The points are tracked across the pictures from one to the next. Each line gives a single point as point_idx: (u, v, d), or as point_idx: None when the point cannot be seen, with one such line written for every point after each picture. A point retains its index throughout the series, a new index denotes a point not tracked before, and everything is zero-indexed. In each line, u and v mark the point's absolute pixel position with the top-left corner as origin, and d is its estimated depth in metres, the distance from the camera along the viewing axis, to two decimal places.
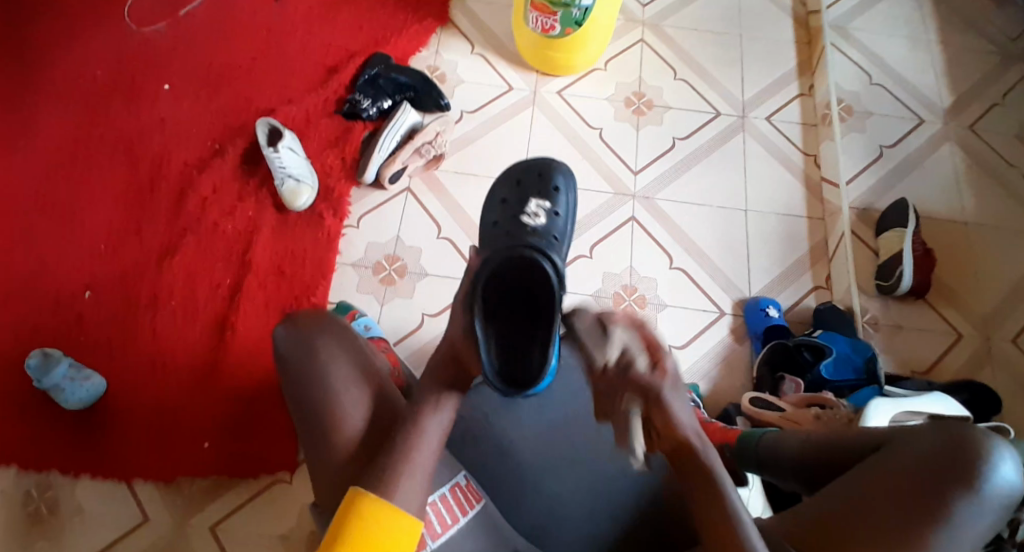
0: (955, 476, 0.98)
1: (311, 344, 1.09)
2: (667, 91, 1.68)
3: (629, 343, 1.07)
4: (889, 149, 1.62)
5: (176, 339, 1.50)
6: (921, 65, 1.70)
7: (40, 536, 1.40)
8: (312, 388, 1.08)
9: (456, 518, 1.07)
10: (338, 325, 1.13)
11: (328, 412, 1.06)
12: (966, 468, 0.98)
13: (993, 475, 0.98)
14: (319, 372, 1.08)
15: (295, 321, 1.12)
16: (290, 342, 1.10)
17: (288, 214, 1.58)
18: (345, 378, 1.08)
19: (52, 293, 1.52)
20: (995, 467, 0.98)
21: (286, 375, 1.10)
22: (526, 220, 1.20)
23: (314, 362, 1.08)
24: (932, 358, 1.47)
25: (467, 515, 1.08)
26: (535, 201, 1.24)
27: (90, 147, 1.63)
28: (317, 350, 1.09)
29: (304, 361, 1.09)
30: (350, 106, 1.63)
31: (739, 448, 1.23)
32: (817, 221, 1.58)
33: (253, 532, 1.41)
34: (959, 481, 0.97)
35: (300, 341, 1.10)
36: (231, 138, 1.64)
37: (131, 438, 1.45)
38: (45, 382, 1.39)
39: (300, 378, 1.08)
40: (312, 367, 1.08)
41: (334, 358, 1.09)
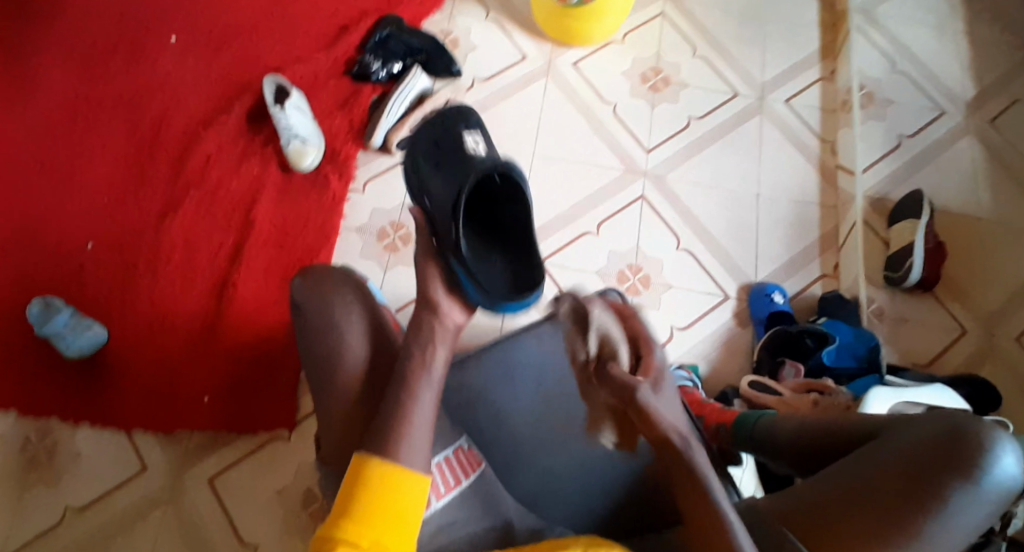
0: (955, 464, 0.97)
1: (323, 293, 1.10)
2: (685, 68, 1.64)
3: (607, 331, 0.96)
4: (908, 139, 1.59)
5: (178, 293, 1.50)
6: (945, 55, 1.66)
7: (38, 481, 1.41)
8: (320, 343, 1.08)
9: (458, 481, 1.06)
10: (351, 281, 1.14)
11: (329, 379, 1.07)
12: (965, 457, 0.97)
13: (994, 467, 0.97)
14: (331, 324, 1.09)
15: (311, 274, 1.12)
16: (305, 295, 1.11)
17: (293, 176, 1.57)
18: (357, 334, 1.09)
19: (56, 242, 1.51)
20: (997, 459, 0.97)
21: (299, 324, 1.10)
22: (468, 153, 1.15)
23: (326, 314, 1.09)
24: (934, 352, 1.45)
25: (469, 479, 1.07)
26: (467, 136, 1.18)
27: (96, 95, 1.61)
28: (332, 302, 1.10)
29: (318, 311, 1.09)
30: (361, 67, 1.61)
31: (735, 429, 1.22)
32: (829, 209, 1.56)
33: (252, 485, 1.42)
34: (957, 469, 0.96)
35: (312, 288, 1.11)
36: (238, 95, 1.62)
37: (132, 389, 1.45)
38: (45, 329, 1.40)
39: (306, 326, 1.09)
40: (324, 321, 1.09)
41: (347, 313, 1.10)
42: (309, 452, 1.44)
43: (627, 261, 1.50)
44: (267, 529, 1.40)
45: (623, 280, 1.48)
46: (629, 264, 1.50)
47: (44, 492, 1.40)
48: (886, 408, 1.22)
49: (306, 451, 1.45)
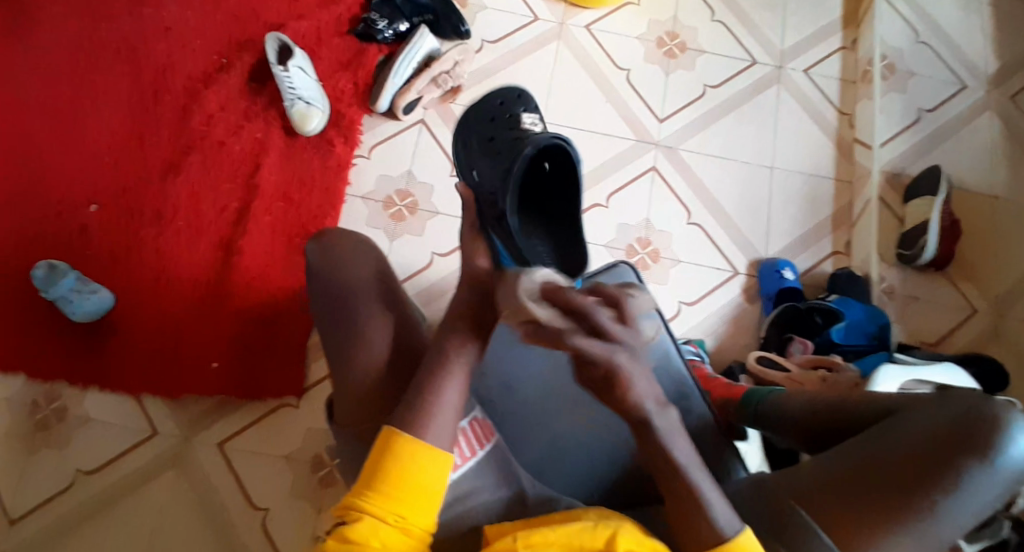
0: (967, 447, 0.96)
1: (340, 259, 1.12)
2: (702, 32, 1.59)
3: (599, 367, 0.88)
4: (928, 113, 1.54)
5: (184, 258, 1.49)
6: (970, 26, 1.61)
7: (47, 443, 1.42)
8: (332, 312, 1.10)
9: (473, 452, 1.05)
10: (367, 249, 1.15)
11: (343, 368, 1.07)
12: (978, 440, 0.96)
13: (1008, 447, 0.96)
14: (348, 287, 1.10)
15: (325, 240, 1.14)
16: (320, 260, 1.13)
17: (296, 139, 1.53)
18: (372, 304, 1.10)
19: (57, 203, 1.49)
20: (1011, 438, 0.96)
21: (314, 289, 1.12)
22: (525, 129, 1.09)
23: (341, 278, 1.11)
24: (942, 331, 1.44)
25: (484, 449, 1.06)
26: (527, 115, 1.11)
27: (94, 50, 1.57)
28: (349, 269, 1.12)
29: (330, 277, 1.11)
30: (365, 26, 1.55)
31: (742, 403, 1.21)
32: (843, 183, 1.53)
33: (262, 449, 1.44)
34: (970, 452, 0.96)
35: (327, 254, 1.13)
36: (240, 53, 1.58)
37: (139, 353, 1.45)
38: (51, 293, 1.37)
39: (325, 291, 1.11)
40: (339, 288, 1.10)
41: (362, 281, 1.11)
42: (317, 419, 1.46)
43: (636, 234, 1.48)
44: (278, 491, 1.42)
45: (632, 253, 1.46)
46: (638, 237, 1.47)
47: (54, 454, 1.41)
48: (896, 387, 1.21)
49: (314, 418, 1.46)
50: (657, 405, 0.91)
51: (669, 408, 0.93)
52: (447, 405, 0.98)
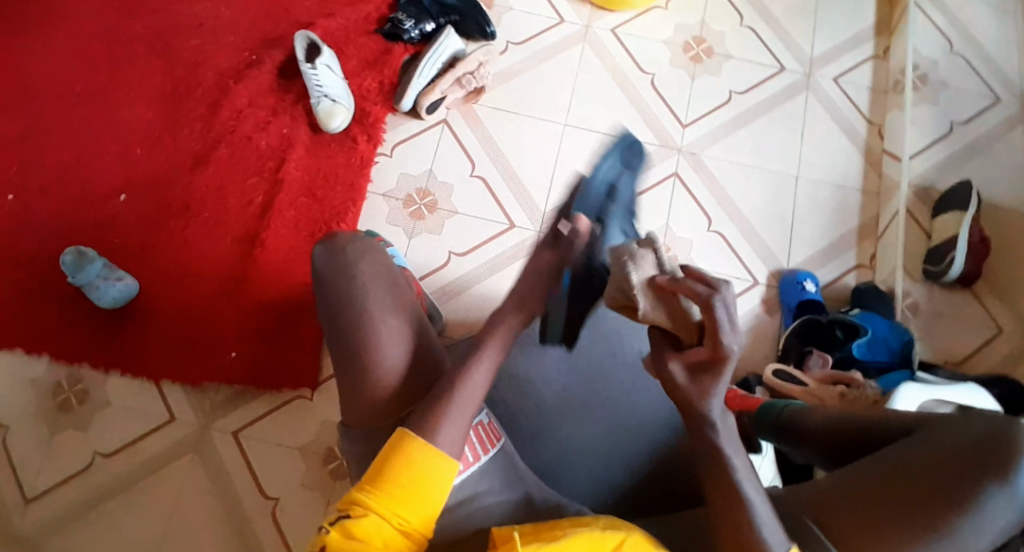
0: (989, 464, 0.92)
1: (348, 262, 1.08)
2: (729, 38, 1.57)
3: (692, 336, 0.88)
4: (961, 126, 1.51)
5: (207, 249, 1.51)
6: (1009, 38, 1.56)
7: (70, 424, 1.46)
8: (343, 315, 1.06)
9: (477, 456, 1.02)
10: (378, 251, 1.12)
11: (349, 373, 1.05)
12: (1001, 457, 0.92)
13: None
14: (359, 287, 1.07)
15: (333, 240, 1.10)
16: (329, 261, 1.09)
17: (321, 135, 1.54)
18: (385, 307, 1.07)
19: (88, 191, 1.52)
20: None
21: (322, 291, 1.08)
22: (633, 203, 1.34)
23: (351, 283, 1.07)
24: (968, 350, 1.40)
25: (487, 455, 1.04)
26: None
27: (128, 42, 1.60)
28: (359, 270, 1.08)
29: (341, 279, 1.08)
30: (392, 26, 1.55)
31: (761, 415, 1.19)
32: (871, 196, 1.50)
33: (275, 442, 1.46)
34: (991, 469, 0.91)
35: (334, 258, 1.09)
36: (269, 49, 1.59)
37: (162, 340, 1.48)
38: (79, 279, 1.41)
39: (331, 294, 1.07)
40: (349, 289, 1.07)
41: (375, 281, 1.08)
42: (333, 412, 1.47)
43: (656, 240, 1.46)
44: (291, 480, 1.44)
45: None
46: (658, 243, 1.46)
47: (77, 435, 1.45)
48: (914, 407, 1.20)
49: (330, 410, 1.47)
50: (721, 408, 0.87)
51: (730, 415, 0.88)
52: (461, 405, 0.98)
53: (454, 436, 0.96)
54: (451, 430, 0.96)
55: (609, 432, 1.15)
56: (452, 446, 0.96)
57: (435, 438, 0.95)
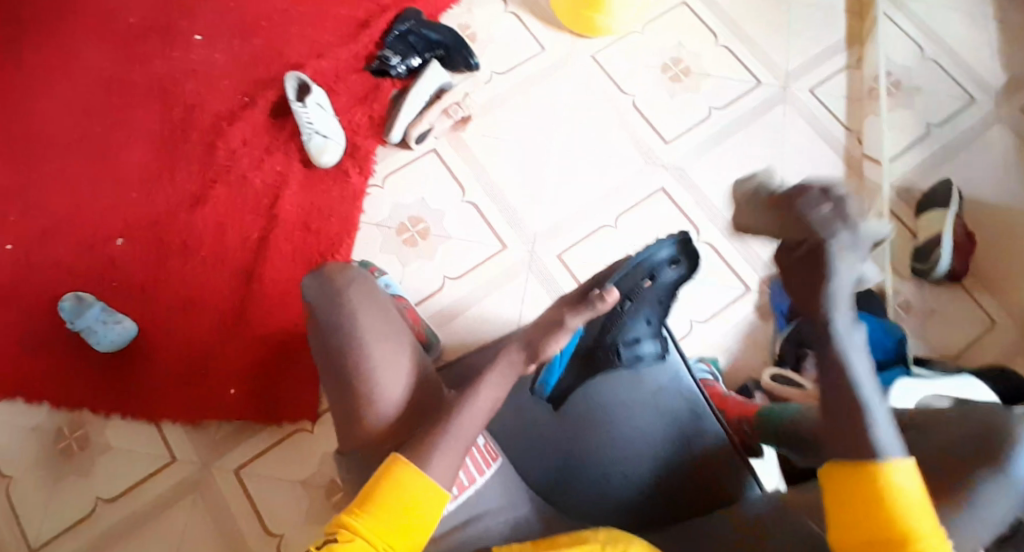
0: (985, 460, 0.92)
1: (336, 290, 1.10)
2: (706, 57, 1.62)
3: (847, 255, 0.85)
4: (937, 128, 1.55)
5: (205, 286, 1.52)
6: (977, 42, 1.61)
7: (71, 470, 1.44)
8: (334, 334, 1.08)
9: (472, 479, 1.06)
10: (367, 278, 1.14)
11: (350, 389, 1.07)
12: (997, 453, 0.92)
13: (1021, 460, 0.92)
14: (349, 312, 1.08)
15: (323, 267, 1.12)
16: (318, 288, 1.10)
17: (314, 169, 1.58)
18: (376, 329, 1.08)
19: (87, 236, 1.55)
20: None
21: (314, 316, 1.11)
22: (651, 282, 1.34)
23: (340, 311, 1.08)
24: (963, 345, 1.41)
25: (483, 476, 1.07)
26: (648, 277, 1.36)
27: (125, 92, 1.64)
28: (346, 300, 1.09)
29: (330, 304, 1.09)
30: (380, 62, 1.61)
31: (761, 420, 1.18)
32: (854, 200, 1.53)
33: (276, 476, 1.44)
34: (985, 465, 0.92)
35: (322, 287, 1.10)
36: (261, 91, 1.64)
37: (162, 380, 1.48)
38: (78, 323, 1.42)
39: (321, 323, 1.09)
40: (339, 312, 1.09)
41: (363, 305, 1.09)
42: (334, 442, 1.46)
43: None
44: (294, 515, 1.42)
45: None
46: None
47: (77, 482, 1.44)
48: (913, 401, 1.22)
49: (331, 441, 1.46)
50: (848, 318, 0.86)
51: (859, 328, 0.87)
52: (461, 437, 1.00)
53: (450, 459, 0.98)
54: (443, 460, 0.97)
55: (615, 446, 1.16)
56: (445, 474, 0.97)
57: (427, 466, 0.96)
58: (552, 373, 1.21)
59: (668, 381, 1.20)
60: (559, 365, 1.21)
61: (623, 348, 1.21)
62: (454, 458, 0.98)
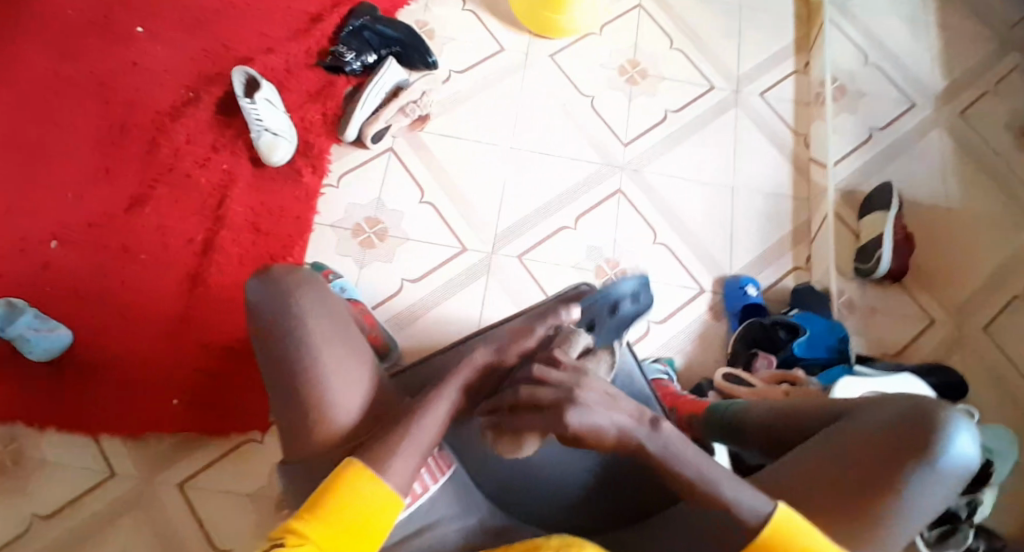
0: (915, 445, 0.95)
1: (286, 293, 1.06)
2: (662, 60, 1.64)
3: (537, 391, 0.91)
4: (879, 132, 1.61)
5: (148, 292, 1.45)
6: (917, 50, 1.69)
7: (5, 487, 1.36)
8: (287, 342, 1.05)
9: (427, 487, 1.06)
10: (314, 280, 1.11)
11: (313, 400, 1.05)
12: (926, 437, 0.95)
13: (950, 448, 0.95)
14: (297, 318, 1.05)
15: (266, 271, 1.08)
16: (265, 294, 1.06)
17: (264, 169, 1.52)
18: (328, 337, 1.06)
19: (18, 238, 1.45)
20: (953, 440, 0.95)
21: (259, 322, 1.07)
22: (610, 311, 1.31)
23: (288, 315, 1.05)
24: (902, 341, 1.47)
25: (437, 483, 1.07)
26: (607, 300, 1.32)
27: (57, 84, 1.54)
28: (295, 304, 1.06)
29: (278, 311, 1.06)
30: (334, 58, 1.56)
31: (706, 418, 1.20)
32: (802, 201, 1.58)
33: (220, 489, 1.39)
34: (915, 450, 0.94)
35: (270, 290, 1.06)
36: (206, 85, 1.56)
37: (101, 391, 1.40)
38: (8, 332, 1.35)
39: (271, 327, 1.06)
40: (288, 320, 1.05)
41: (314, 312, 1.06)
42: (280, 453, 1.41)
43: (604, 256, 1.50)
44: (243, 528, 1.37)
45: (602, 273, 1.49)
46: (607, 258, 1.50)
47: (13, 499, 1.36)
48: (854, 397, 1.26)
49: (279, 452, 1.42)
50: (645, 425, 0.91)
51: (664, 426, 0.91)
52: (418, 441, 0.99)
53: (407, 464, 0.98)
54: (401, 463, 0.97)
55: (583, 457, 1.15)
56: (400, 478, 0.97)
57: (386, 470, 0.96)
58: None
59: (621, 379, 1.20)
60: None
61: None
62: (412, 466, 0.98)
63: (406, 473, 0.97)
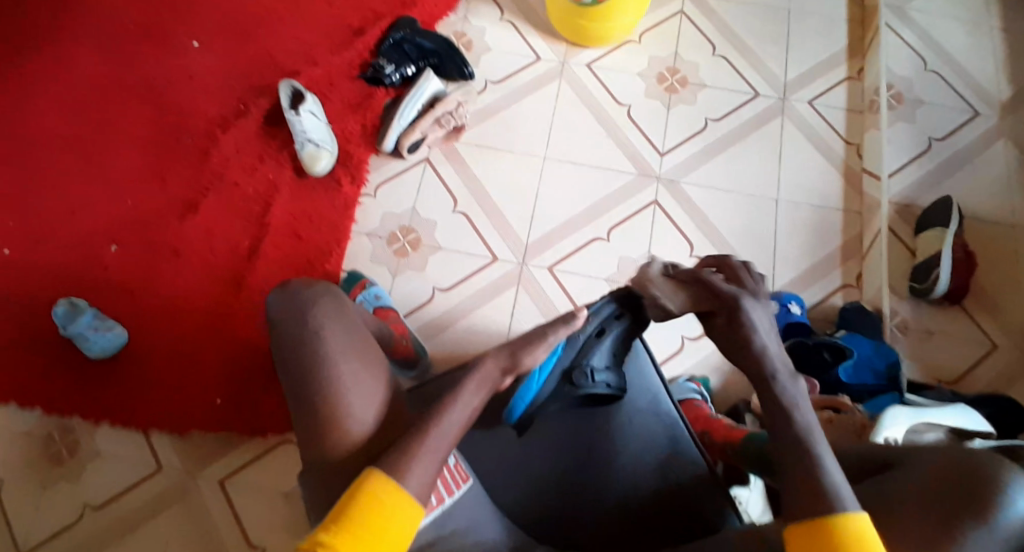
0: (967, 505, 0.90)
1: (304, 309, 1.11)
2: (703, 67, 1.61)
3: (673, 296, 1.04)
4: (938, 142, 1.51)
5: (197, 295, 1.50)
6: (982, 53, 1.58)
7: (60, 476, 1.42)
8: (299, 353, 1.08)
9: (442, 499, 1.04)
10: (335, 296, 1.16)
11: (328, 408, 1.05)
12: (979, 498, 0.89)
13: (1007, 507, 0.89)
14: (313, 332, 1.09)
15: (288, 288, 1.14)
16: (285, 308, 1.13)
17: (307, 179, 1.56)
18: (341, 353, 1.08)
19: (79, 242, 1.52)
20: (1011, 501, 0.89)
21: (279, 335, 1.11)
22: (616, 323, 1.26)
23: (306, 326, 1.10)
24: (960, 368, 1.37)
25: (453, 496, 1.05)
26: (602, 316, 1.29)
27: (120, 96, 1.62)
28: (311, 318, 1.10)
29: (296, 324, 1.11)
30: (374, 71, 1.60)
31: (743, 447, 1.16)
32: (853, 214, 1.50)
33: (261, 486, 1.42)
34: (967, 511, 0.89)
35: (289, 307, 1.12)
36: (255, 98, 1.62)
37: (151, 389, 1.45)
38: (69, 330, 1.40)
39: (288, 340, 1.10)
40: (305, 332, 1.10)
41: (329, 325, 1.10)
42: None
43: (638, 267, 1.47)
44: (281, 528, 1.40)
45: None
46: None
47: (67, 489, 1.41)
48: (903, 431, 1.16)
49: None
50: (787, 370, 0.94)
51: (800, 381, 0.94)
52: (428, 458, 0.99)
53: (422, 477, 0.97)
54: (418, 472, 0.97)
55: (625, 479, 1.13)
56: (421, 483, 0.97)
57: (405, 478, 0.96)
58: (528, 391, 1.11)
59: (647, 402, 1.18)
60: (536, 381, 1.11)
61: (596, 374, 1.13)
62: (430, 472, 0.98)
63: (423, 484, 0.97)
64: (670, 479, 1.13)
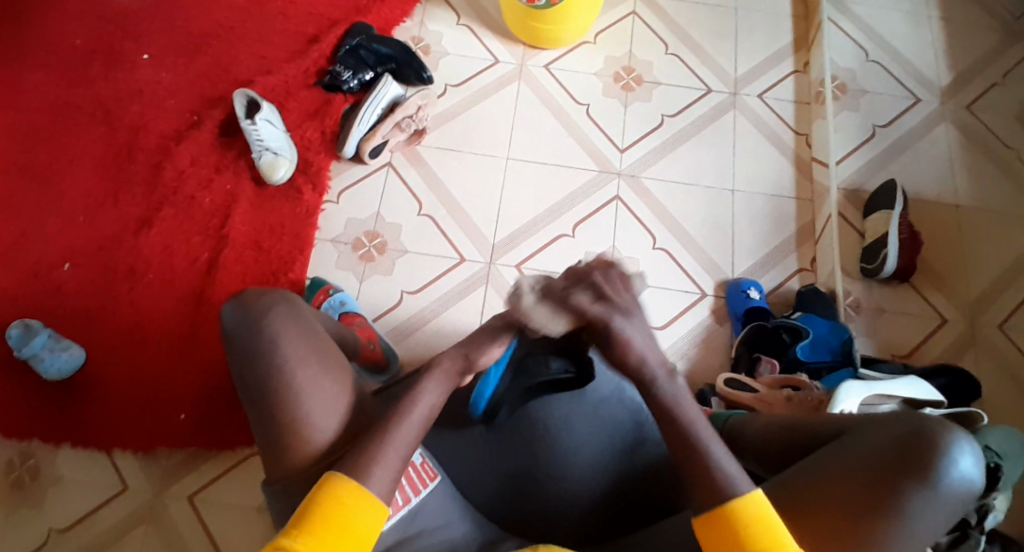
0: (912, 469, 0.92)
1: (258, 319, 1.06)
2: (657, 66, 1.65)
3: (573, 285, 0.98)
4: (882, 129, 1.58)
5: (154, 310, 1.46)
6: (921, 43, 1.66)
7: (21, 503, 1.37)
8: (262, 365, 1.05)
9: (407, 499, 1.05)
10: (291, 301, 1.10)
11: (295, 418, 1.04)
12: (922, 462, 0.92)
13: (950, 470, 0.92)
14: (271, 341, 1.05)
15: (242, 298, 1.07)
16: (238, 320, 1.06)
17: (266, 188, 1.54)
18: (303, 356, 1.05)
19: (32, 262, 1.48)
20: (954, 462, 0.92)
21: (234, 350, 1.07)
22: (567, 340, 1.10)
23: (263, 336, 1.05)
24: (913, 343, 1.43)
25: (419, 495, 1.06)
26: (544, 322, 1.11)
27: (68, 114, 1.58)
28: (271, 328, 1.05)
29: (252, 336, 1.05)
30: (331, 78, 1.60)
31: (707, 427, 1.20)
32: (805, 202, 1.55)
33: (232, 501, 1.38)
34: (909, 475, 0.92)
35: (246, 317, 1.06)
36: (209, 108, 1.60)
37: (109, 411, 1.41)
38: (23, 352, 1.36)
39: (246, 354, 1.05)
40: (264, 342, 1.05)
41: (286, 331, 1.06)
42: None
43: None
44: (251, 545, 1.35)
45: None
46: None
47: (27, 515, 1.36)
48: (858, 402, 1.18)
49: None
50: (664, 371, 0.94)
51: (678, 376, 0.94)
52: (390, 465, 0.96)
53: (387, 475, 0.96)
54: (383, 470, 0.95)
55: (594, 463, 1.14)
56: (382, 486, 0.95)
57: (368, 479, 0.94)
58: (487, 385, 1.10)
59: (611, 390, 1.18)
60: (493, 376, 1.10)
61: (552, 360, 1.09)
62: (394, 472, 0.96)
63: (385, 482, 0.95)
64: (632, 464, 1.14)
